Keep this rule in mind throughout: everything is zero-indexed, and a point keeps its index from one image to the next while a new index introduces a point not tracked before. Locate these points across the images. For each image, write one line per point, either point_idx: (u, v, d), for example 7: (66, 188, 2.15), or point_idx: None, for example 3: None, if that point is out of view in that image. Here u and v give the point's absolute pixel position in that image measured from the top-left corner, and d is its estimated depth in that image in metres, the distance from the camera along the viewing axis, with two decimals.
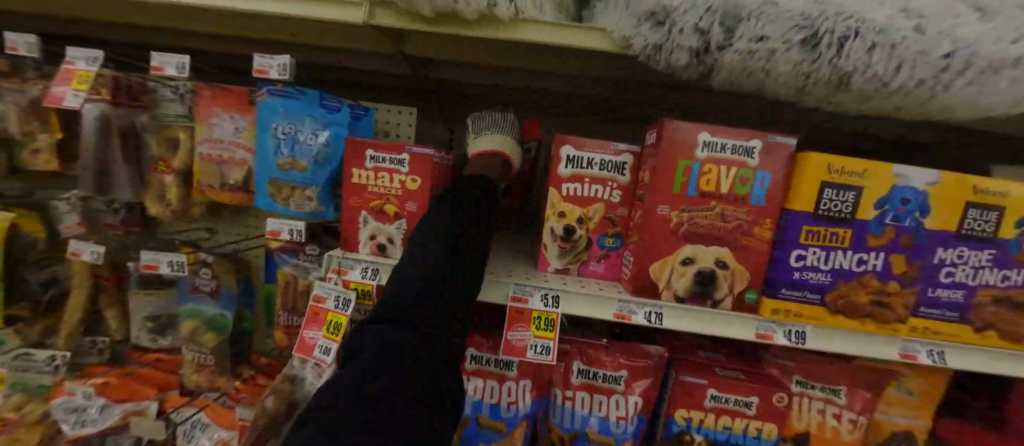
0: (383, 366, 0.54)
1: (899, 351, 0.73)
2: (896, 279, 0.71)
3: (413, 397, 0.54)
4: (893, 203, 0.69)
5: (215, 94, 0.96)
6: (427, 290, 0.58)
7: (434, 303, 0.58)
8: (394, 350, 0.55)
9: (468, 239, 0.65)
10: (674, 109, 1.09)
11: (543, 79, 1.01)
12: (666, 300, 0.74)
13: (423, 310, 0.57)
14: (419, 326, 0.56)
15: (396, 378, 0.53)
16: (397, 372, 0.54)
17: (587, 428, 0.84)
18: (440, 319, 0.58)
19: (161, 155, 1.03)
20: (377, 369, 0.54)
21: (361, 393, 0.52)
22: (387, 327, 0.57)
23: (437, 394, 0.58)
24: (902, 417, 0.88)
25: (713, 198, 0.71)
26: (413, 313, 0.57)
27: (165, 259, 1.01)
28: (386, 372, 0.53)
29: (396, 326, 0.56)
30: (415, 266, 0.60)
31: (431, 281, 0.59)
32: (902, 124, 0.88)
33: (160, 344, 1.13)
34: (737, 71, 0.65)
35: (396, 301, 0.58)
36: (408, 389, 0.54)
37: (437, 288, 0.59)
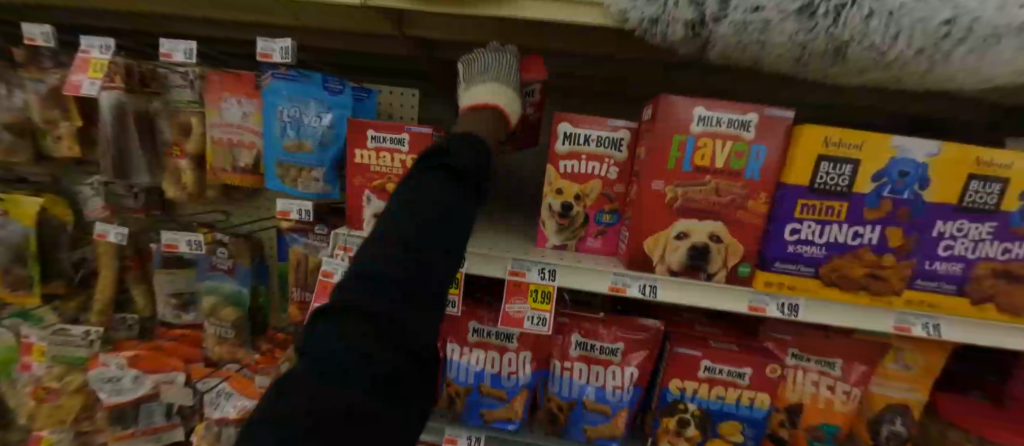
0: (351, 365, 0.37)
1: (895, 324, 0.73)
2: (892, 252, 0.72)
3: (380, 410, 0.38)
4: (891, 176, 0.69)
5: (223, 79, 0.99)
6: (411, 270, 0.43)
7: (416, 286, 0.43)
8: (366, 344, 0.38)
9: (465, 211, 0.52)
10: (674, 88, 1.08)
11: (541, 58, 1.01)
12: (661, 274, 0.76)
13: (398, 297, 0.41)
14: (398, 318, 0.40)
15: (366, 383, 0.37)
16: (370, 373, 0.38)
17: (584, 397, 0.88)
18: (420, 308, 0.43)
19: (175, 140, 1.06)
20: (342, 371, 0.36)
21: (310, 405, 0.34)
22: (350, 321, 0.39)
23: (405, 401, 0.42)
24: (897, 390, 0.89)
25: (708, 173, 0.72)
26: (383, 303, 0.40)
27: (183, 238, 1.06)
28: (361, 372, 0.37)
29: (366, 319, 0.39)
30: (390, 239, 0.44)
31: (417, 260, 0.44)
32: (910, 97, 0.86)
33: (184, 320, 1.20)
34: (732, 44, 0.64)
35: (371, 286, 0.41)
36: (386, 391, 0.39)
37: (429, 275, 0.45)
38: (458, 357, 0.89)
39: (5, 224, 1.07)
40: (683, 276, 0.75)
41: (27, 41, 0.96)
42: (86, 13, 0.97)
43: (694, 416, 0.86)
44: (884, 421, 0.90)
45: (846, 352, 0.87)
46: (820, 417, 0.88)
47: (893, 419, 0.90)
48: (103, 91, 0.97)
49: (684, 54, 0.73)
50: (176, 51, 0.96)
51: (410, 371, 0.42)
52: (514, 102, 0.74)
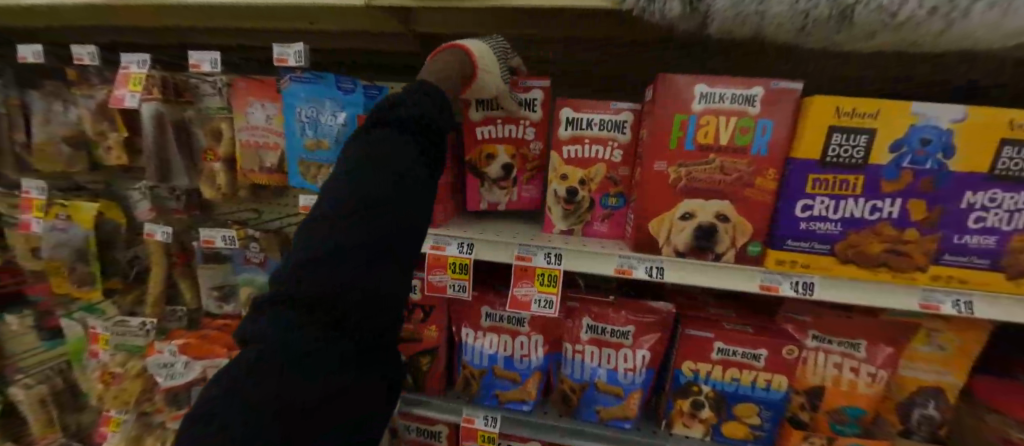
0: (308, 357, 0.52)
1: (920, 301, 0.70)
2: (915, 226, 0.68)
3: (346, 381, 0.55)
4: (911, 145, 0.65)
5: (247, 85, 1.06)
6: (361, 253, 0.56)
7: (367, 273, 0.56)
8: (317, 336, 0.53)
9: (420, 182, 0.63)
10: (681, 69, 1.06)
11: (544, 46, 1.02)
12: (667, 255, 0.76)
13: (351, 287, 0.55)
14: (348, 311, 0.55)
15: (328, 366, 0.53)
16: (331, 358, 0.53)
17: (596, 379, 0.90)
18: (376, 286, 0.57)
19: (208, 145, 1.14)
20: (299, 361, 0.52)
21: (278, 396, 0.50)
22: (302, 313, 0.54)
23: (373, 366, 0.60)
24: (930, 373, 0.85)
25: (712, 151, 0.71)
26: (340, 289, 0.54)
27: (218, 234, 1.17)
28: (315, 362, 0.52)
29: (314, 313, 0.54)
30: (337, 225, 0.57)
31: (366, 242, 0.56)
32: (940, 63, 0.80)
33: (225, 310, 1.30)
34: (733, 18, 0.62)
35: (320, 277, 0.55)
36: (353, 363, 0.56)
37: (386, 242, 0.58)
38: (473, 341, 0.92)
39: (69, 227, 1.19)
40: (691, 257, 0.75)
41: (77, 61, 1.06)
42: (123, 31, 1.05)
43: (709, 397, 0.86)
44: (915, 404, 0.86)
45: (869, 333, 0.83)
46: (844, 399, 0.86)
47: (925, 403, 0.86)
48: (144, 102, 1.06)
49: (685, 32, 0.72)
50: (203, 61, 1.03)
51: (373, 342, 0.59)
52: (492, 62, 0.76)
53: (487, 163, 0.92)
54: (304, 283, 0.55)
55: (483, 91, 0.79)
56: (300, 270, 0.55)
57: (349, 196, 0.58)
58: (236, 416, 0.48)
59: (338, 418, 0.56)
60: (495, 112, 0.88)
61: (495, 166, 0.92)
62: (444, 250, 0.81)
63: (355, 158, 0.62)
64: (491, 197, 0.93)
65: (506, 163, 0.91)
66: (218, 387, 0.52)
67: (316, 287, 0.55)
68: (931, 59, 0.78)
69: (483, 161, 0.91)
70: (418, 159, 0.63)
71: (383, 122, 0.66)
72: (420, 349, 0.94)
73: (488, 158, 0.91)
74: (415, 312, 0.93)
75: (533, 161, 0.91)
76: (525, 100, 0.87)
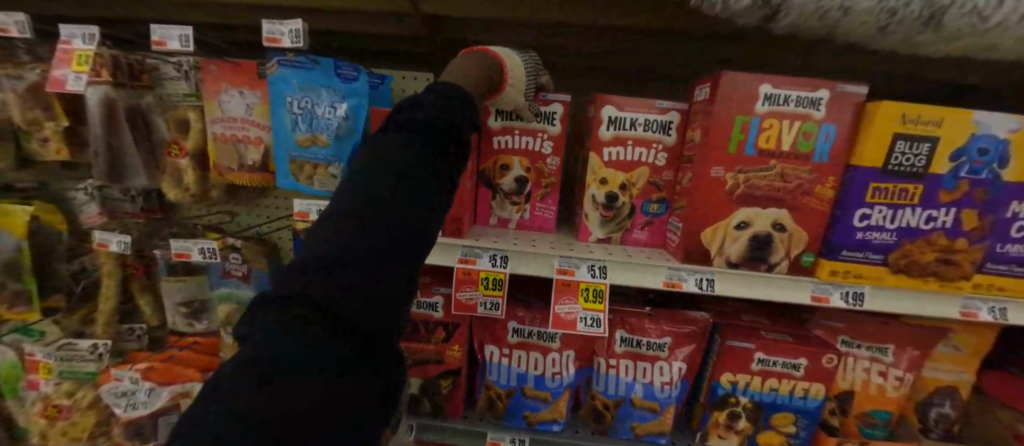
0: (304, 356, 0.37)
1: (960, 309, 0.70)
2: (965, 235, 0.67)
3: (347, 385, 0.41)
4: (970, 154, 0.64)
5: (223, 69, 0.90)
6: (363, 260, 0.43)
7: (369, 279, 0.43)
8: (314, 336, 0.38)
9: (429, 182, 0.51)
10: (687, 65, 1.01)
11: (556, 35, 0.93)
12: (717, 266, 0.71)
13: (346, 293, 0.42)
14: (350, 310, 0.42)
15: (328, 368, 0.39)
16: (331, 358, 0.39)
17: (632, 394, 0.86)
18: (380, 290, 0.45)
19: (172, 137, 0.97)
20: (293, 362, 0.37)
21: (269, 405, 0.34)
22: (293, 314, 0.39)
23: (376, 370, 0.46)
24: (948, 373, 0.87)
25: (772, 157, 0.66)
26: (347, 290, 0.42)
27: (196, 246, 0.99)
28: (313, 362, 0.38)
29: (310, 311, 0.40)
30: (338, 226, 0.45)
31: (369, 246, 0.44)
32: (972, 67, 0.80)
33: (196, 328, 1.13)
34: (808, 12, 0.57)
35: (319, 278, 0.42)
36: (357, 365, 0.42)
37: (400, 238, 0.46)
38: (498, 360, 0.85)
39: None
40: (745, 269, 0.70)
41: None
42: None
43: (746, 408, 0.84)
44: (933, 403, 0.88)
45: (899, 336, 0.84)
46: (872, 403, 0.86)
47: (941, 401, 0.88)
48: (90, 86, 0.88)
49: (743, 24, 0.65)
50: (169, 38, 0.86)
51: (377, 344, 0.46)
52: (520, 70, 0.68)
53: (501, 175, 0.82)
54: (306, 277, 0.42)
55: (505, 104, 0.72)
56: (298, 269, 0.43)
57: (360, 198, 0.47)
58: (215, 426, 0.31)
59: (339, 428, 0.41)
60: (514, 122, 0.79)
61: (509, 179, 0.82)
62: (475, 263, 0.72)
63: (363, 159, 0.51)
64: (501, 212, 0.84)
65: (520, 177, 0.82)
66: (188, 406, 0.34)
67: (316, 287, 0.42)
68: (963, 61, 0.77)
69: (497, 172, 0.82)
70: (428, 159, 0.51)
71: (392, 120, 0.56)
72: (441, 371, 0.86)
73: (502, 170, 0.82)
74: (436, 331, 0.84)
75: (548, 176, 0.82)
76: (544, 114, 0.78)
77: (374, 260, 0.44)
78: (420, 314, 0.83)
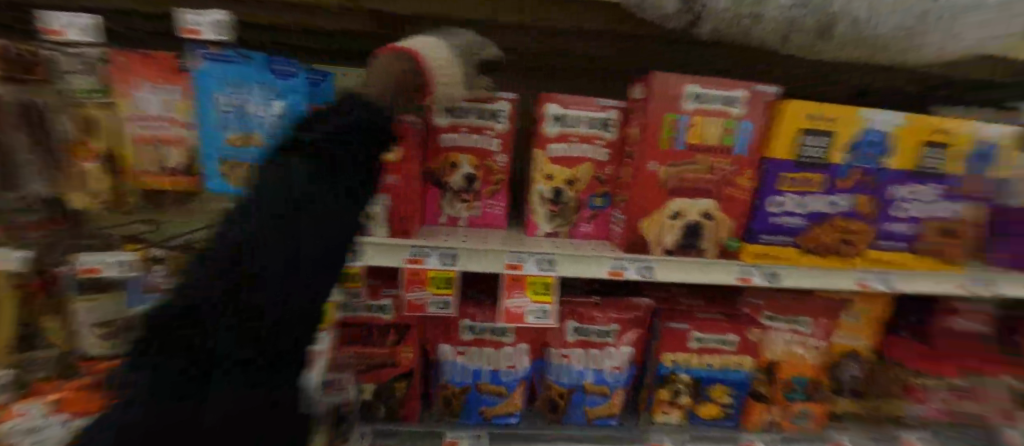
0: (177, 356, 0.41)
1: (856, 281, 0.78)
2: (860, 217, 0.77)
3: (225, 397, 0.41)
4: (860, 146, 0.73)
5: (137, 63, 0.82)
6: (271, 259, 0.42)
7: (289, 291, 0.43)
8: (190, 339, 0.41)
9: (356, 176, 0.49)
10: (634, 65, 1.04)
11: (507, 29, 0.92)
12: (656, 254, 0.76)
13: (250, 291, 0.42)
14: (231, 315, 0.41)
15: (199, 371, 0.41)
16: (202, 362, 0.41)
17: (583, 381, 0.89)
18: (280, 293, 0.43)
19: (74, 137, 0.85)
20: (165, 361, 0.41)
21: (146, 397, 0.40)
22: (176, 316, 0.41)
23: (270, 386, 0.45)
24: (854, 339, 0.99)
25: (700, 151, 0.72)
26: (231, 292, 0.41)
27: (113, 260, 0.90)
28: (183, 363, 0.41)
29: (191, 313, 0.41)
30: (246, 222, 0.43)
31: (274, 243, 0.42)
32: (865, 71, 0.91)
33: (116, 349, 1.02)
34: (725, 20, 0.63)
35: (229, 286, 0.41)
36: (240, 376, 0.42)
37: (306, 236, 0.44)
38: (453, 358, 0.85)
39: None
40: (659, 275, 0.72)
41: None
42: None
43: (686, 384, 0.91)
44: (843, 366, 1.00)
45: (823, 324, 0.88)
46: (794, 371, 0.96)
47: (849, 364, 1.00)
48: None
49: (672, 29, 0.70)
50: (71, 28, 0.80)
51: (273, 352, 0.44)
52: (451, 69, 0.62)
53: (450, 173, 0.82)
54: (217, 283, 0.41)
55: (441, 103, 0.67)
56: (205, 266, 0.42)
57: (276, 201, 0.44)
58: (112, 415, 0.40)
59: None
60: (461, 119, 0.80)
61: (458, 177, 0.82)
62: (424, 263, 0.70)
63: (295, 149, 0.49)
64: (452, 210, 0.84)
65: (469, 175, 0.82)
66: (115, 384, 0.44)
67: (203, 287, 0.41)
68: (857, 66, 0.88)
69: (446, 170, 0.82)
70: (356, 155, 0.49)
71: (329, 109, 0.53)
72: (395, 374, 0.84)
73: (451, 168, 0.81)
74: (387, 334, 0.82)
75: (498, 173, 0.83)
76: (491, 112, 0.79)
77: (293, 269, 0.43)
78: (371, 317, 0.81)
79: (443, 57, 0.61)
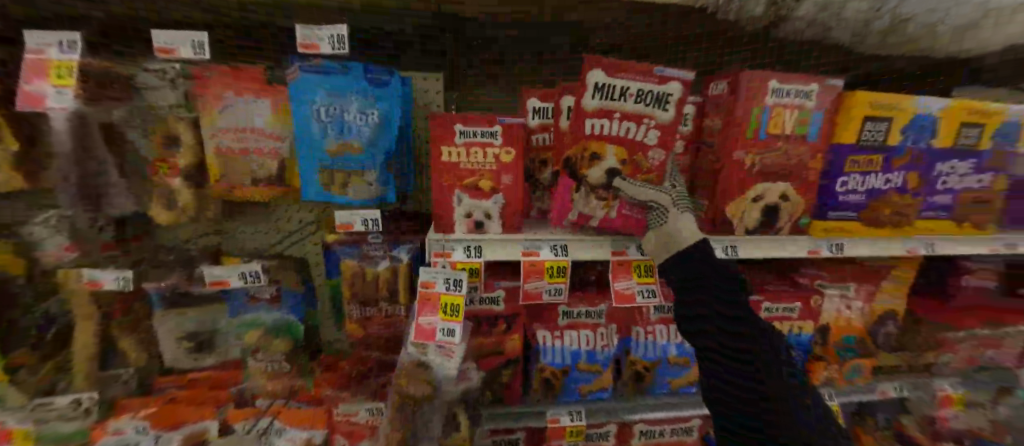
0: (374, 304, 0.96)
1: (907, 248, 0.89)
2: (911, 191, 0.87)
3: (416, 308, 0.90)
4: (914, 128, 0.83)
5: (220, 75, 0.83)
6: None
7: None
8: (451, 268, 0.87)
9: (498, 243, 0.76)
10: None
11: (456, 24, 0.90)
12: (739, 234, 0.83)
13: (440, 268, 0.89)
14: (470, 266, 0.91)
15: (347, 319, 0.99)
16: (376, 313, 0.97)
17: (667, 354, 0.98)
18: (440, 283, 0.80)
19: (159, 154, 0.88)
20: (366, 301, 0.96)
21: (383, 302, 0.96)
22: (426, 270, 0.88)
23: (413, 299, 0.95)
24: (892, 302, 1.07)
25: (779, 139, 0.80)
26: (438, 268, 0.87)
27: (236, 272, 0.97)
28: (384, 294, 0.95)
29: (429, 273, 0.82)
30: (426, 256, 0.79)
31: None
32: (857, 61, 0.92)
33: (202, 364, 1.02)
34: (807, 19, 0.78)
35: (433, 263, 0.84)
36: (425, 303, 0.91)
37: (450, 270, 0.74)
38: (551, 342, 0.93)
39: None
40: (690, 339, 0.68)
41: None
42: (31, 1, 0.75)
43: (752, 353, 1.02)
44: (883, 326, 1.08)
45: (641, 75, 0.73)
46: (845, 330, 1.05)
47: (887, 324, 1.08)
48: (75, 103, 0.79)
49: (751, 31, 0.84)
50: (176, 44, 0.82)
51: (364, 308, 0.95)
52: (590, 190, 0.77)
53: (541, 169, 0.88)
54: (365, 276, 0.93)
55: (585, 191, 0.78)
56: None
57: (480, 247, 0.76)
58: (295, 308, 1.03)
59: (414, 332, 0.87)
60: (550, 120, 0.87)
61: (548, 172, 0.89)
62: (539, 255, 0.76)
63: (494, 206, 0.77)
64: (541, 204, 0.90)
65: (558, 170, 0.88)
66: (307, 292, 1.05)
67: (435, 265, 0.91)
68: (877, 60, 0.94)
69: (537, 167, 0.88)
70: (504, 242, 0.77)
71: (516, 186, 0.76)
72: (501, 361, 0.89)
73: (542, 164, 0.88)
74: (497, 323, 0.88)
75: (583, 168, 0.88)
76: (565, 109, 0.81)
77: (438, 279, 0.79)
78: (483, 309, 0.87)
79: (579, 188, 0.78)
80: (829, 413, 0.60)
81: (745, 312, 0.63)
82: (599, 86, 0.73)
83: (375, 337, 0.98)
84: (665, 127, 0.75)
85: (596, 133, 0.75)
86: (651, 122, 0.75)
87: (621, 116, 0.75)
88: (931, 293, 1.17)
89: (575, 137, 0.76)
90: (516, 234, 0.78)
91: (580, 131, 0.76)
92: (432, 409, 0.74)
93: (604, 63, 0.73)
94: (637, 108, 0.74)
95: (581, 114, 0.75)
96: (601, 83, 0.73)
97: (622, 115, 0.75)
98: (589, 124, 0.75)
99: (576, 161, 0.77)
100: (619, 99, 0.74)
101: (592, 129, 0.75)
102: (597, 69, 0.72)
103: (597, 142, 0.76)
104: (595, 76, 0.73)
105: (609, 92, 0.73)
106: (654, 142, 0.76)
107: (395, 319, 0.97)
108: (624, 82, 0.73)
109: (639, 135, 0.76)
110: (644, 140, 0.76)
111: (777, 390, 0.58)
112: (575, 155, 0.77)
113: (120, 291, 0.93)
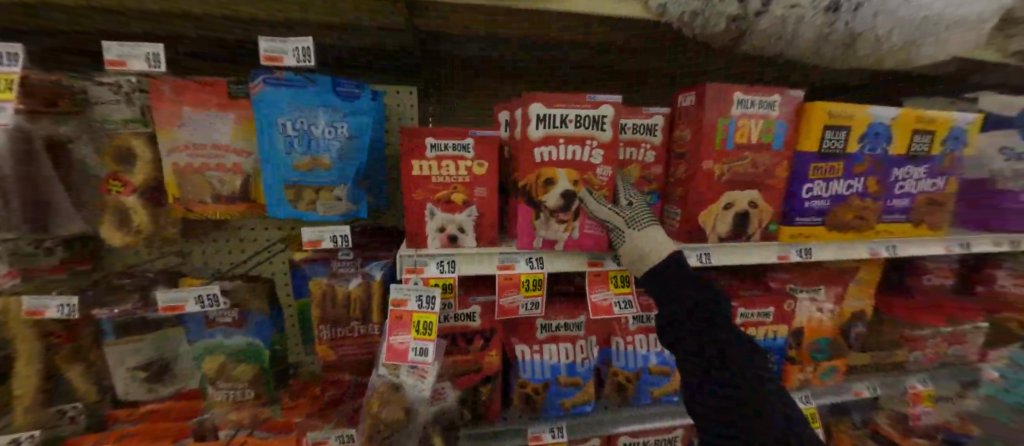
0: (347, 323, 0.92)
1: (870, 251, 0.93)
2: (871, 196, 0.91)
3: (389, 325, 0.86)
4: (871, 136, 0.87)
5: (179, 88, 0.80)
6: None
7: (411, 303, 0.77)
8: None
9: (472, 258, 0.75)
10: (619, 71, 1.08)
11: (444, 40, 0.92)
12: (711, 242, 0.84)
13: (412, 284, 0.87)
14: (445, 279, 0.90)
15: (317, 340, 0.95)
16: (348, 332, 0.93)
17: (648, 363, 0.97)
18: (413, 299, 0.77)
19: (112, 171, 0.83)
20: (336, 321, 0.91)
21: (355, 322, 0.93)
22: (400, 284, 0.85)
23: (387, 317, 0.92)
24: (860, 303, 1.11)
25: (746, 148, 0.82)
26: None
27: (193, 295, 0.89)
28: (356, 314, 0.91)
29: None
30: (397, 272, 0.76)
31: None
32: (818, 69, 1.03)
33: (159, 394, 0.96)
34: (767, 34, 0.81)
35: None
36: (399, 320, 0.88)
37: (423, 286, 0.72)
38: (530, 356, 0.91)
39: None
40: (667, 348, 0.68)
41: None
42: None
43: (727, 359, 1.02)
44: (853, 327, 1.11)
45: (576, 104, 0.72)
46: (818, 332, 1.07)
47: (857, 325, 1.11)
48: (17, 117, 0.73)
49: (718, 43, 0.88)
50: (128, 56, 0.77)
51: (335, 328, 0.91)
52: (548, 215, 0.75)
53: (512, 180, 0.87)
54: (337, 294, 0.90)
55: (545, 218, 0.75)
56: None
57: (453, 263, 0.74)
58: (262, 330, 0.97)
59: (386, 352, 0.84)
60: None
61: None
62: (514, 268, 0.75)
63: (465, 221, 0.75)
64: None
65: None
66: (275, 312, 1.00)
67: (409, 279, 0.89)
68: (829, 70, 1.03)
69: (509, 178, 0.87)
70: (476, 256, 0.75)
71: (486, 200, 0.75)
72: (479, 378, 0.87)
73: None
74: (474, 339, 0.86)
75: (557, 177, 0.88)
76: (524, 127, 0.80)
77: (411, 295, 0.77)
78: (459, 326, 0.85)
79: (538, 214, 0.75)
80: (803, 416, 0.60)
81: (718, 319, 0.64)
82: (538, 117, 0.72)
83: (348, 359, 0.94)
84: (607, 149, 0.74)
85: (545, 160, 0.73)
86: (593, 144, 0.74)
87: (566, 141, 0.73)
88: (896, 294, 1.21)
89: (527, 166, 0.73)
90: (490, 248, 0.77)
91: (531, 160, 0.73)
92: (408, 434, 0.73)
93: (540, 94, 0.71)
94: (578, 132, 0.73)
95: (528, 144, 0.72)
96: (542, 114, 0.71)
97: (566, 139, 0.73)
98: (537, 153, 0.73)
99: (531, 188, 0.74)
100: (559, 129, 0.72)
101: (541, 156, 0.73)
102: (536, 102, 0.71)
103: (549, 167, 0.73)
104: (535, 109, 0.71)
105: (552, 121, 0.72)
106: (600, 161, 0.75)
107: (370, 339, 0.93)
108: (563, 110, 0.72)
109: (585, 156, 0.74)
110: (590, 160, 0.74)
111: (754, 395, 0.59)
112: (530, 184, 0.73)
113: (65, 320, 0.86)
